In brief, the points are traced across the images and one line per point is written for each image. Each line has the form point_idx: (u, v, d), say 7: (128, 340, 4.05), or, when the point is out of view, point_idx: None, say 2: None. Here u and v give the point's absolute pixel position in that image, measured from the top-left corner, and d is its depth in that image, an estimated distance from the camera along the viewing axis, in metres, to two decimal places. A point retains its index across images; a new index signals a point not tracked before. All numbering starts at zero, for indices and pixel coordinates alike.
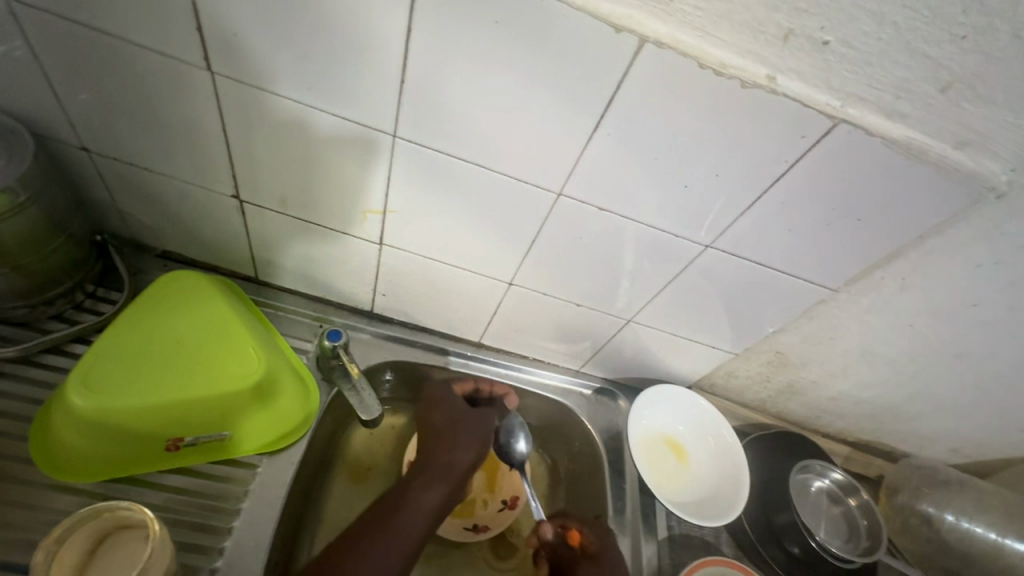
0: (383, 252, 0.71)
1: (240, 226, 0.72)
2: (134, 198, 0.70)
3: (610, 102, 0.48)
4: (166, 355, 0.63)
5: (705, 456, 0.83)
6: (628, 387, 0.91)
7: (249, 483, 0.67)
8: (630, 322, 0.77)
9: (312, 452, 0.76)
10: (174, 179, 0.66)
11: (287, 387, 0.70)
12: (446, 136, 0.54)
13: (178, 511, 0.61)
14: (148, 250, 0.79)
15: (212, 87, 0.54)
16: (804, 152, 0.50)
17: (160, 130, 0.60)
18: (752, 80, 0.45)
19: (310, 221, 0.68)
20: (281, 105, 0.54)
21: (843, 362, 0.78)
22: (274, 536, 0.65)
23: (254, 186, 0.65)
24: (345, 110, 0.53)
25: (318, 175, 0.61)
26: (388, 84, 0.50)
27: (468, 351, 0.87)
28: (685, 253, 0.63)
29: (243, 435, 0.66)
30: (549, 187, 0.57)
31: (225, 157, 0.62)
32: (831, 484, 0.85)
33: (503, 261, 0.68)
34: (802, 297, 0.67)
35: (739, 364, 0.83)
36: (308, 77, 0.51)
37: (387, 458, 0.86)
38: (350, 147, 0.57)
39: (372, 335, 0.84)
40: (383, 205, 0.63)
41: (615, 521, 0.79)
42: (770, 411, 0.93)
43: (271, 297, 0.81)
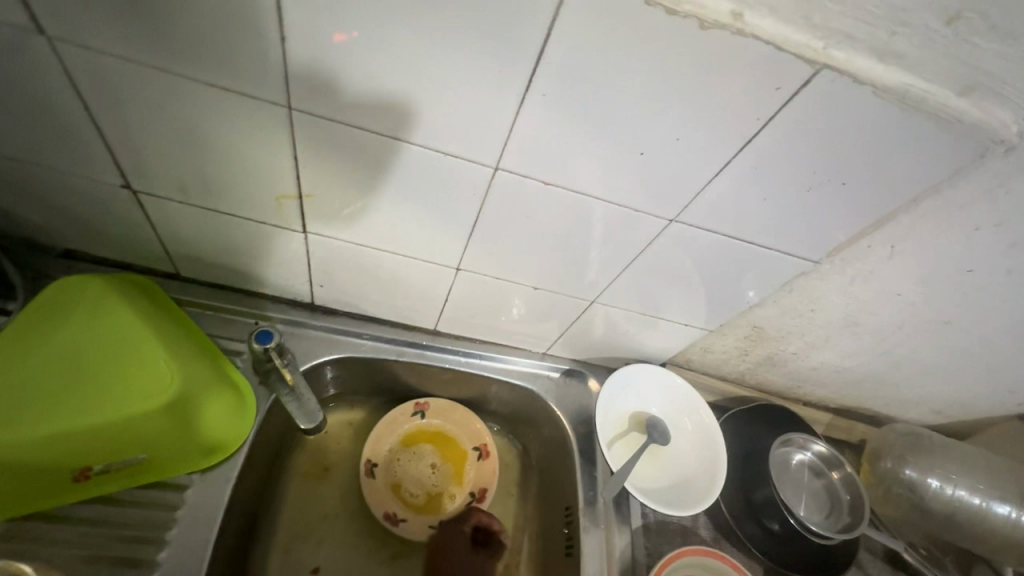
0: (309, 241, 0.62)
1: (141, 219, 0.62)
2: (9, 193, 0.60)
3: (542, 55, 0.39)
4: (59, 376, 0.55)
5: (683, 438, 0.78)
6: (600, 368, 0.85)
7: (178, 507, 0.60)
8: (594, 302, 0.70)
9: (256, 463, 0.69)
10: (48, 169, 0.56)
11: (212, 396, 0.63)
12: (353, 106, 0.44)
13: (92, 546, 0.55)
14: (46, 250, 0.69)
15: (57, 57, 0.43)
16: (780, 107, 0.42)
17: (11, 111, 0.49)
18: (714, 18, 0.36)
19: (219, 210, 0.59)
20: (146, 75, 0.44)
21: (825, 333, 0.72)
22: (210, 563, 0.59)
23: (143, 173, 0.55)
24: (225, 79, 0.43)
25: (212, 156, 0.51)
26: (269, 43, 0.40)
27: (424, 340, 0.79)
28: (648, 227, 0.55)
29: (165, 456, 0.59)
30: (483, 161, 0.48)
31: (101, 141, 0.52)
32: (813, 457, 0.82)
33: (446, 246, 0.60)
34: (780, 270, 0.60)
35: (716, 340, 0.77)
36: (169, 39, 0.41)
37: (345, 457, 0.81)
38: (242, 123, 0.47)
39: (314, 330, 0.76)
40: (296, 189, 0.54)
41: (588, 513, 0.74)
42: (748, 383, 0.88)
43: (195, 295, 0.72)
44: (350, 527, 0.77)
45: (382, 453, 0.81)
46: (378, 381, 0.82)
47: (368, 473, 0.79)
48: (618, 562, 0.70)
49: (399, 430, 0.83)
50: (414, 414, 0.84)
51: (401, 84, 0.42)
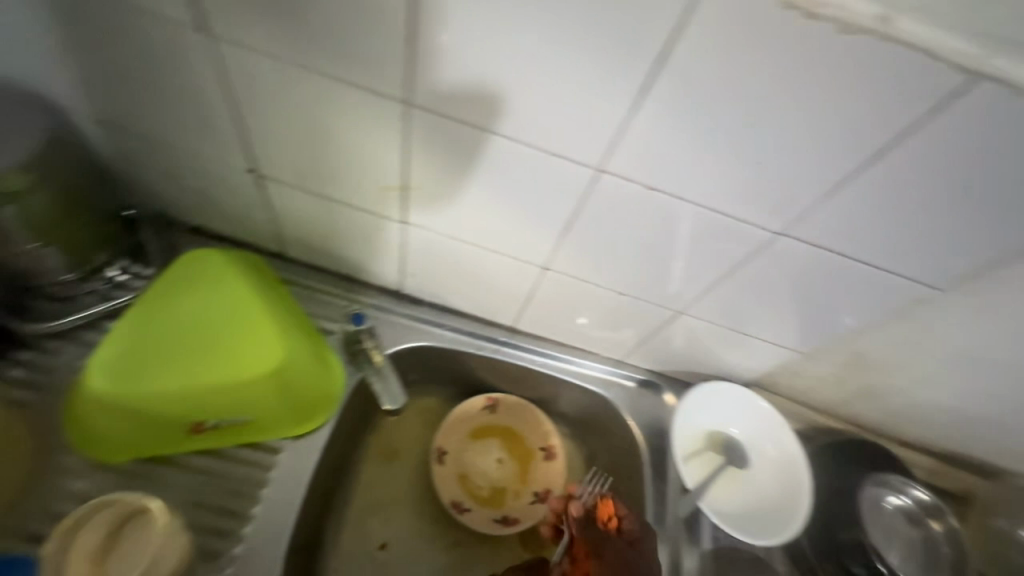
0: (407, 231, 0.65)
1: (261, 202, 0.68)
2: (156, 173, 0.68)
3: (663, 58, 0.39)
4: (184, 339, 0.60)
5: (763, 465, 0.74)
6: (676, 381, 0.83)
7: (271, 469, 0.65)
8: (679, 313, 0.68)
9: (339, 437, 0.74)
10: (190, 154, 0.63)
11: (310, 372, 0.66)
12: (467, 105, 0.46)
13: (200, 493, 0.62)
14: (177, 224, 0.77)
15: (214, 54, 0.49)
16: (918, 119, 0.39)
17: (169, 100, 0.56)
18: (858, 23, 0.34)
19: (330, 197, 0.63)
20: (285, 71, 0.48)
21: (936, 369, 0.66)
22: (296, 524, 0.64)
23: (269, 160, 0.60)
24: (354, 76, 0.47)
25: (331, 147, 0.55)
26: (398, 42, 0.43)
27: (501, 337, 0.81)
28: (749, 240, 0.53)
29: (264, 421, 0.64)
30: (587, 162, 0.49)
31: (237, 130, 0.57)
32: (911, 503, 0.75)
33: (536, 244, 0.61)
34: (892, 295, 0.56)
35: (808, 364, 0.73)
36: (309, 38, 0.45)
37: (417, 441, 0.85)
38: (362, 117, 0.51)
39: (400, 317, 0.80)
40: (402, 181, 0.57)
41: (655, 528, 0.72)
42: (838, 414, 0.82)
43: (298, 275, 0.78)
44: (418, 509, 0.80)
45: (453, 442, 0.83)
46: (453, 372, 0.85)
47: (438, 460, 0.82)
48: None
49: (469, 422, 0.85)
50: (484, 407, 0.86)
51: (518, 85, 0.43)
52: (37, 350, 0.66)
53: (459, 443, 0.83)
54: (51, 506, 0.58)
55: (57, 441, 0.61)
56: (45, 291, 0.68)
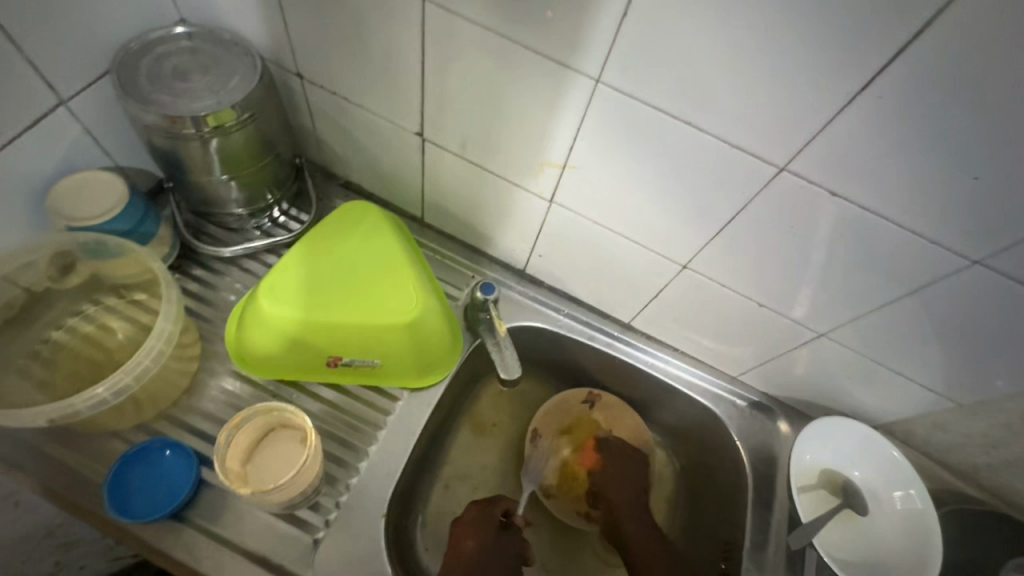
0: (551, 210, 0.66)
1: (417, 166, 0.73)
2: (331, 128, 0.75)
3: (903, 48, 0.37)
4: (337, 279, 0.65)
5: (886, 517, 0.67)
6: (794, 411, 0.78)
7: (388, 413, 0.69)
8: (821, 337, 0.64)
9: (447, 398, 0.77)
10: (368, 112, 0.68)
11: (439, 332, 0.69)
12: (658, 86, 0.46)
13: (327, 423, 0.67)
14: (334, 178, 0.84)
15: (422, 18, 0.53)
16: None
17: (365, 59, 0.61)
18: None
19: (485, 168, 0.66)
20: (485, 38, 0.51)
21: None
22: (403, 469, 0.67)
23: (439, 125, 0.64)
24: (550, 49, 0.48)
25: (503, 117, 0.58)
26: (609, 15, 0.43)
27: (615, 331, 0.80)
28: (936, 265, 0.49)
29: (392, 368, 0.68)
30: (770, 159, 0.47)
31: (419, 93, 0.61)
32: None
33: (684, 239, 0.60)
34: None
35: (960, 418, 0.65)
36: (519, 9, 0.47)
37: (513, 419, 0.86)
38: (544, 90, 0.52)
39: (518, 295, 0.82)
40: (563, 159, 0.58)
41: (752, 556, 0.69)
42: (980, 482, 0.73)
43: (431, 241, 0.82)
44: (505, 484, 0.82)
45: (548, 426, 0.84)
46: (558, 359, 0.85)
47: (531, 440, 0.83)
48: None
49: (566, 411, 0.85)
50: (584, 401, 0.85)
51: (721, 69, 0.43)
52: (209, 270, 0.75)
53: (553, 429, 0.84)
54: (207, 407, 0.66)
55: (218, 352, 0.69)
56: (223, 220, 0.77)
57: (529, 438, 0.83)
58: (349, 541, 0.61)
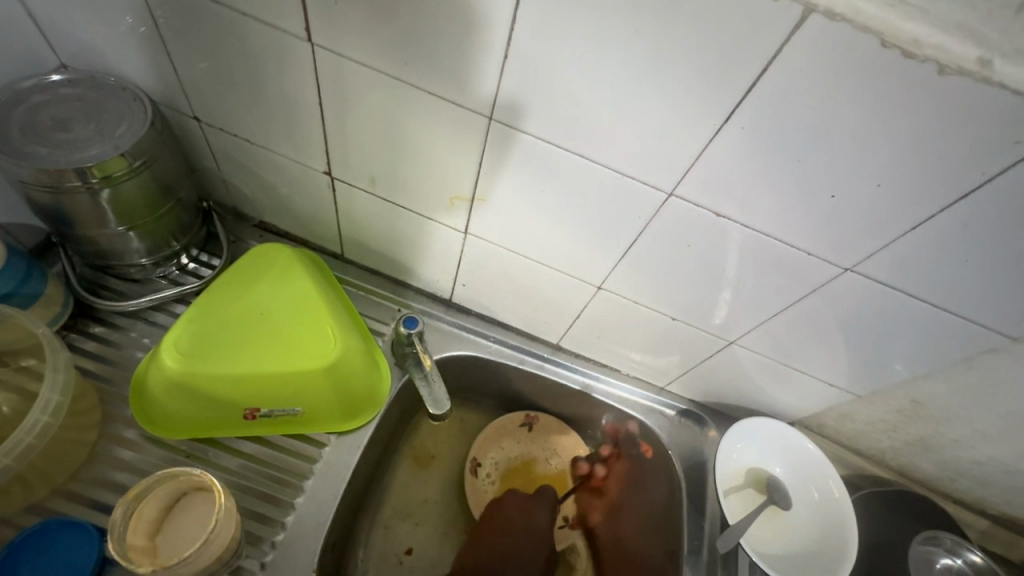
0: (467, 241, 0.67)
1: (330, 203, 0.72)
2: (237, 169, 0.73)
3: (750, 89, 0.39)
4: (247, 326, 0.63)
5: (806, 508, 0.71)
6: (719, 414, 0.81)
7: (315, 461, 0.67)
8: (731, 344, 0.67)
9: (380, 437, 0.75)
10: (272, 153, 0.67)
11: (361, 371, 0.68)
12: (545, 121, 0.48)
13: (248, 478, 0.64)
14: (246, 219, 0.81)
15: (312, 61, 0.52)
16: (1012, 164, 0.37)
17: (262, 102, 0.60)
18: (956, 64, 0.33)
19: (396, 203, 0.66)
20: (377, 79, 0.51)
21: (1003, 424, 0.63)
22: (334, 519, 0.65)
23: (345, 163, 0.63)
24: (439, 87, 0.49)
25: (407, 154, 0.58)
26: (493, 56, 0.44)
27: (544, 353, 0.81)
28: (818, 274, 0.52)
29: (315, 414, 0.66)
30: (658, 186, 0.49)
31: (321, 133, 0.61)
32: (964, 565, 0.70)
33: (594, 262, 0.62)
34: (963, 342, 0.54)
35: (862, 407, 0.70)
36: (404, 51, 0.47)
37: (452, 449, 0.85)
38: (441, 126, 0.53)
39: (446, 324, 0.81)
40: (471, 192, 0.59)
41: (689, 561, 0.70)
42: (889, 464, 0.79)
43: (354, 276, 0.81)
44: (448, 517, 0.80)
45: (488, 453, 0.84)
46: (493, 384, 0.85)
47: (470, 470, 0.82)
48: None
49: (505, 436, 0.85)
50: (522, 424, 0.86)
51: (598, 108, 0.45)
52: (110, 326, 0.70)
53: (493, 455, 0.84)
54: (112, 476, 0.61)
55: (122, 415, 0.65)
56: (123, 272, 0.72)
57: (468, 467, 0.82)
58: None
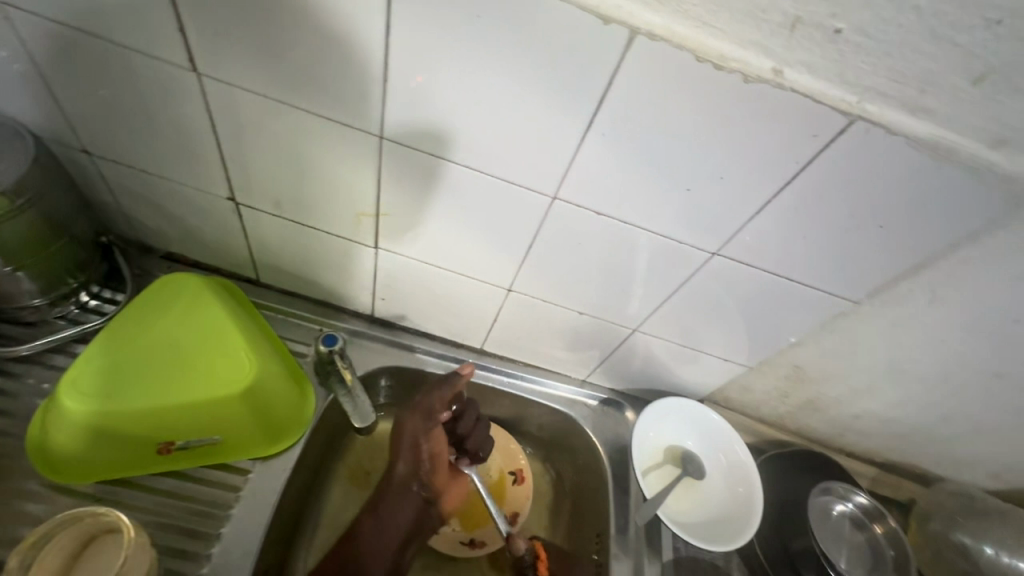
0: (378, 255, 0.69)
1: (238, 228, 0.71)
2: (136, 201, 0.71)
3: (602, 100, 0.44)
4: (153, 360, 0.62)
5: (718, 476, 0.78)
6: (637, 399, 0.87)
7: (240, 489, 0.66)
8: (635, 332, 0.73)
9: (309, 458, 0.75)
10: (171, 182, 0.66)
11: (280, 392, 0.68)
12: (429, 135, 0.51)
13: (167, 515, 0.62)
14: (152, 251, 0.79)
15: (201, 91, 0.53)
16: (817, 153, 0.44)
17: (154, 132, 0.60)
18: (756, 73, 0.40)
19: (304, 223, 0.67)
20: (267, 105, 0.53)
21: (870, 379, 0.72)
22: (262, 544, 0.64)
23: (247, 188, 0.64)
24: (328, 110, 0.52)
25: (308, 175, 0.60)
26: (373, 79, 0.47)
27: (469, 358, 0.84)
28: (692, 261, 0.58)
29: (236, 442, 0.65)
30: (542, 191, 0.53)
31: (219, 159, 0.61)
32: (854, 508, 0.79)
33: (500, 266, 0.65)
34: (821, 309, 0.61)
35: (755, 377, 0.78)
36: (290, 77, 0.49)
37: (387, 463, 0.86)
38: (335, 145, 0.55)
39: (370, 340, 0.82)
40: (375, 208, 0.61)
41: (618, 540, 0.74)
42: (789, 427, 0.87)
43: (272, 300, 0.81)
44: None
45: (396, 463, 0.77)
46: None
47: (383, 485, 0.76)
48: None
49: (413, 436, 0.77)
50: None
51: (477, 122, 0.48)
52: (4, 374, 0.66)
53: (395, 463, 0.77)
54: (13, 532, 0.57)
55: (22, 466, 0.61)
56: (15, 316, 0.69)
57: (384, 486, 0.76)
58: None
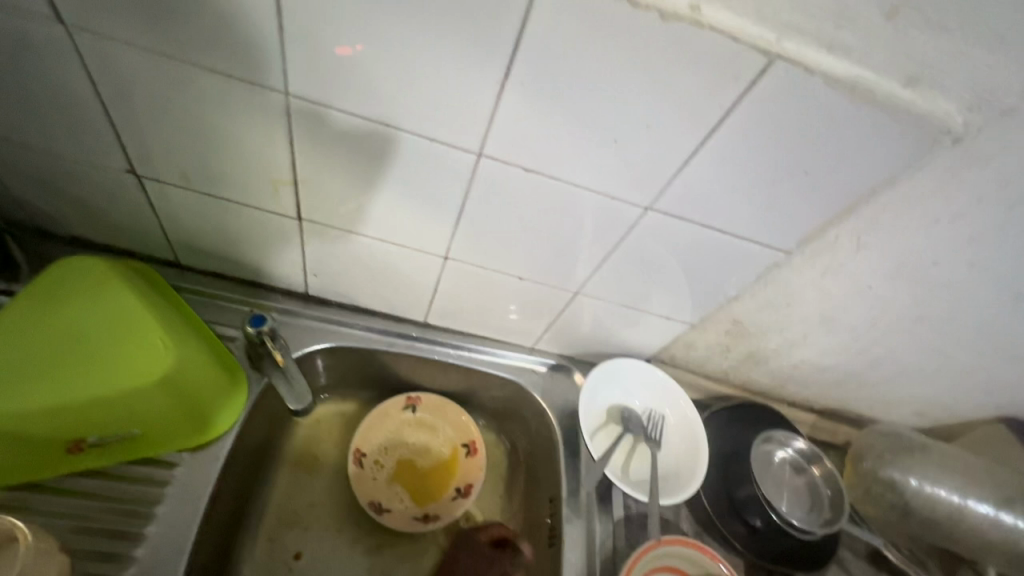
0: (303, 228, 0.65)
1: (145, 205, 0.65)
2: (22, 178, 0.63)
3: (519, 43, 0.41)
4: (56, 353, 0.56)
5: (666, 432, 0.80)
6: (587, 363, 0.87)
7: (168, 484, 0.62)
8: (577, 295, 0.72)
9: (247, 446, 0.71)
10: (59, 155, 0.59)
11: (209, 378, 0.64)
12: (337, 89, 0.47)
13: (84, 518, 0.57)
14: (52, 236, 0.72)
15: (72, 45, 0.47)
16: (740, 97, 0.43)
17: (28, 97, 0.53)
18: (673, 10, 0.38)
19: (218, 196, 0.62)
20: (154, 61, 0.47)
21: (805, 329, 0.74)
22: (196, 539, 0.60)
23: (147, 158, 0.58)
24: (223, 65, 0.47)
25: (213, 141, 0.54)
26: (267, 27, 0.43)
27: (413, 333, 0.82)
28: (626, 218, 0.57)
29: (161, 433, 0.61)
30: (467, 148, 0.51)
31: (109, 126, 0.55)
32: (795, 454, 0.82)
33: (434, 234, 0.63)
34: (754, 261, 0.62)
35: (698, 334, 0.79)
36: (173, 27, 0.44)
37: (334, 445, 0.83)
38: (238, 105, 0.50)
39: (307, 319, 0.78)
40: (292, 175, 0.57)
41: (570, 503, 0.75)
42: (733, 382, 0.90)
43: (195, 283, 0.75)
44: (337, 513, 0.78)
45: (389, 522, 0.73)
46: (368, 372, 0.84)
47: None
48: (599, 555, 0.71)
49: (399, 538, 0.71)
50: (405, 408, 0.85)
51: (389, 73, 0.45)
52: None
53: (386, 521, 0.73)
54: None
55: None
56: None
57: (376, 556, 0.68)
58: None
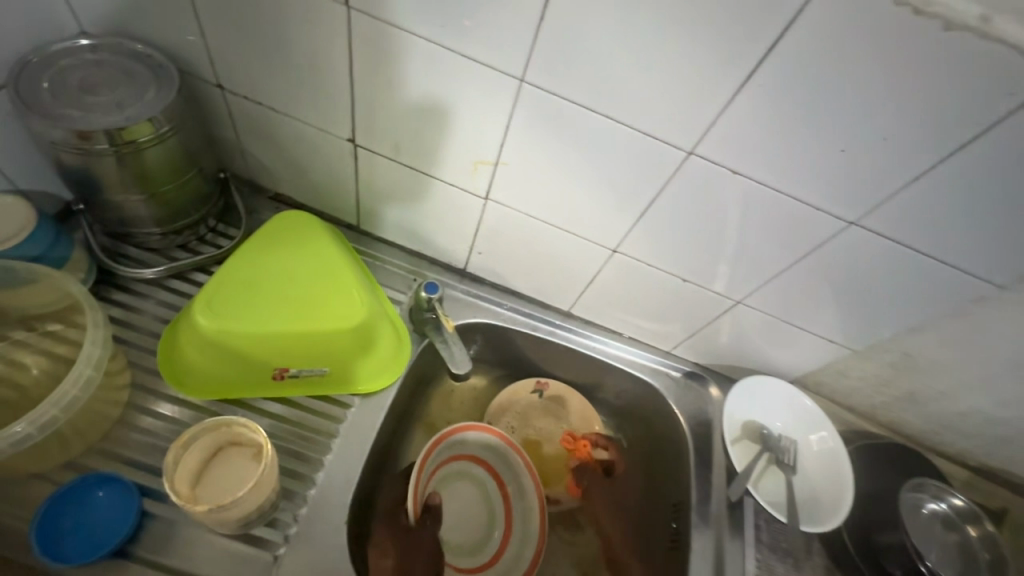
0: (486, 207, 0.69)
1: (351, 171, 0.73)
2: (256, 138, 0.73)
3: (775, 44, 0.42)
4: (275, 290, 0.64)
5: (806, 459, 0.76)
6: (722, 376, 0.86)
7: (342, 421, 0.69)
8: (737, 305, 0.71)
9: (400, 401, 0.77)
10: (295, 120, 0.68)
11: (384, 333, 0.71)
12: (572, 79, 0.50)
13: (278, 437, 0.65)
14: (262, 191, 0.82)
15: (347, 24, 0.54)
16: (1006, 114, 0.42)
17: (289, 67, 0.61)
18: (960, 21, 0.38)
19: (419, 169, 0.68)
20: (411, 42, 0.53)
21: (987, 374, 0.69)
22: (362, 475, 0.67)
23: (370, 129, 0.65)
24: (473, 49, 0.51)
25: (435, 118, 0.60)
26: (529, 18, 0.47)
27: (556, 320, 0.85)
28: (823, 230, 0.56)
29: (342, 375, 0.69)
30: (679, 144, 0.52)
31: (348, 98, 0.62)
32: (947, 509, 0.76)
33: (612, 226, 0.65)
34: (953, 292, 0.58)
35: (856, 363, 0.75)
36: (441, 13, 0.50)
37: (466, 415, 0.88)
38: (471, 87, 0.55)
39: (462, 294, 0.84)
40: (495, 156, 0.62)
41: (699, 511, 0.75)
42: (879, 420, 0.84)
43: (370, 247, 0.83)
44: None
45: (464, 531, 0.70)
46: (506, 352, 0.88)
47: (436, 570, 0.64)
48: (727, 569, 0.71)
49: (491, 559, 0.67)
50: (533, 391, 0.88)
51: (628, 67, 0.47)
52: (132, 293, 0.71)
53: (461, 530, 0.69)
54: (142, 439, 0.62)
55: (150, 380, 0.65)
56: (143, 241, 0.73)
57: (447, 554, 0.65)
58: (310, 557, 0.60)
